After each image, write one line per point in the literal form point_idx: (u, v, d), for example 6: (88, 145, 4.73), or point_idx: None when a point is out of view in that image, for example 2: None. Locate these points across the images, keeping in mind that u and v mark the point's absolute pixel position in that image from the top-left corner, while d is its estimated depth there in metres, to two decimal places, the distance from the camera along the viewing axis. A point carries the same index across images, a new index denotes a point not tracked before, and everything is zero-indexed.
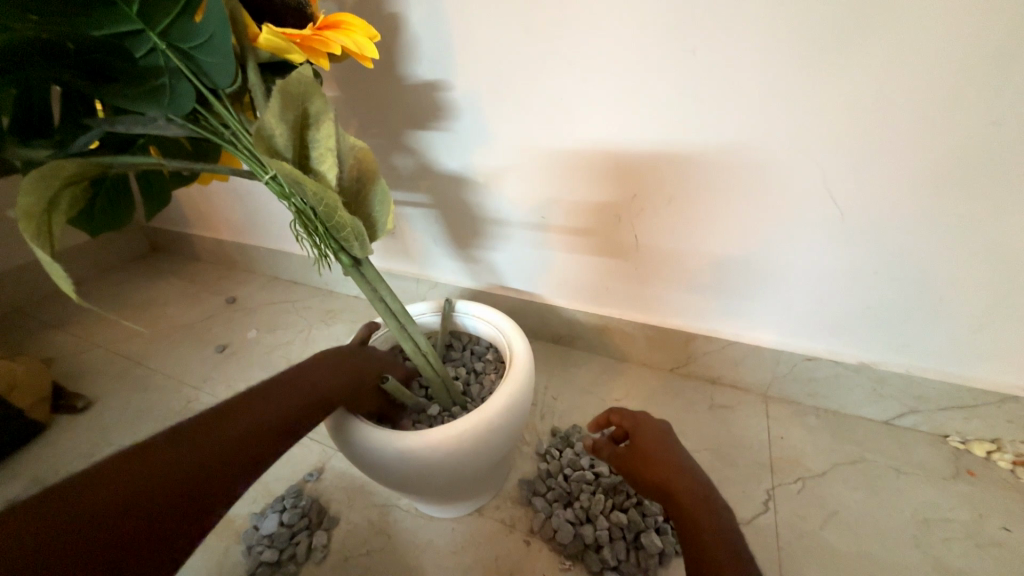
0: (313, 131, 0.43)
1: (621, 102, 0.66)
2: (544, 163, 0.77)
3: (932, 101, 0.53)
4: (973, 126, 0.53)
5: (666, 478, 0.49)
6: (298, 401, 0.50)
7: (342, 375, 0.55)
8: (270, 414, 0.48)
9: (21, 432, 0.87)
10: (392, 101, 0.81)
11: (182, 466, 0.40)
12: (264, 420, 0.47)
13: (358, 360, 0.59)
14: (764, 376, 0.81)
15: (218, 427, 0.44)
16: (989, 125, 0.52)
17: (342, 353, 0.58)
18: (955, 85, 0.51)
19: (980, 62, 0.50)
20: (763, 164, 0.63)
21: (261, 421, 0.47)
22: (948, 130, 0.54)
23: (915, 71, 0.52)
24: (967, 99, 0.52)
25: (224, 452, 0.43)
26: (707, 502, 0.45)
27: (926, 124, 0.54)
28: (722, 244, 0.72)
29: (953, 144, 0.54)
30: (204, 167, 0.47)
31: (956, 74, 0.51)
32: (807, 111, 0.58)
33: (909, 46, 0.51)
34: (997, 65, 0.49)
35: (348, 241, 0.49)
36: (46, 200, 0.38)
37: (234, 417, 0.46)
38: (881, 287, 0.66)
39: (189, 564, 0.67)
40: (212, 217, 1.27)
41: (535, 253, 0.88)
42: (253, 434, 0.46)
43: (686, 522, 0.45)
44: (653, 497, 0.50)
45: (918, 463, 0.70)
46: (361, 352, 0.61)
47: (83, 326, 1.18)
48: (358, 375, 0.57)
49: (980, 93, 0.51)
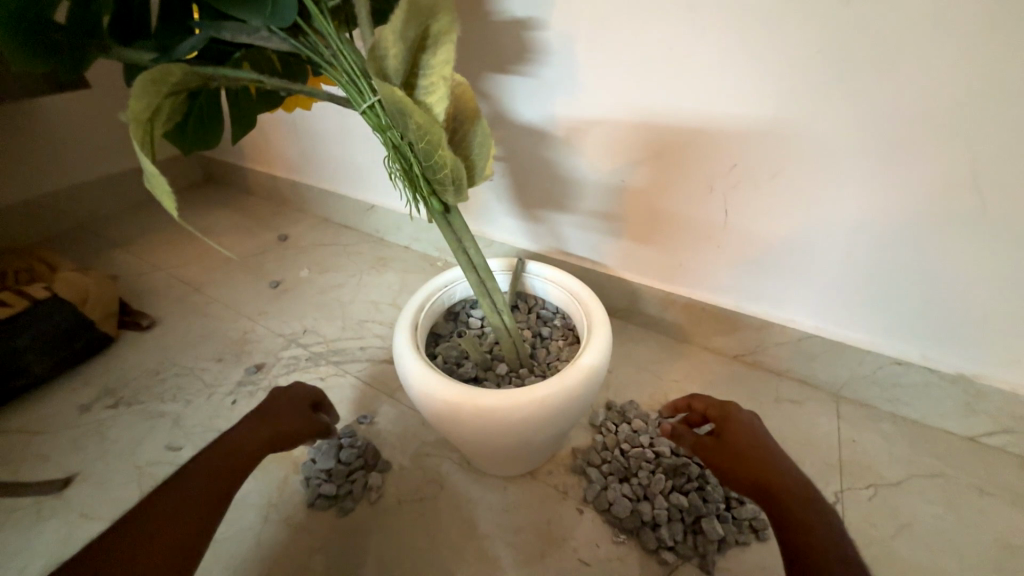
0: (428, 55, 0.38)
1: (739, 58, 0.59)
2: (633, 121, 0.70)
3: None
4: None
5: (765, 475, 0.49)
6: (256, 436, 0.59)
7: (290, 417, 0.63)
8: (239, 450, 0.56)
9: (92, 342, 0.91)
10: (475, 38, 0.75)
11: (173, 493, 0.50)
12: (229, 460, 0.55)
13: (297, 398, 0.66)
14: (840, 375, 0.75)
15: (195, 476, 0.52)
16: None
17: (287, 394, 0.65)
18: None
19: None
20: (896, 142, 0.56)
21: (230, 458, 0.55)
22: None
23: None
24: None
25: (207, 485, 0.52)
26: (810, 503, 0.46)
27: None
28: (824, 227, 0.66)
29: None
30: (300, 89, 0.43)
31: None
32: (970, 83, 0.50)
33: None
34: None
35: (443, 185, 0.46)
36: (151, 107, 0.35)
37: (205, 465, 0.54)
38: (1006, 293, 0.59)
39: (250, 486, 0.69)
40: (269, 151, 1.25)
41: (605, 220, 0.83)
42: (228, 468, 0.54)
43: (788, 516, 0.46)
44: (745, 492, 0.50)
45: (1005, 486, 0.65)
46: (302, 393, 0.67)
47: (145, 249, 1.21)
48: (299, 415, 0.64)
49: None
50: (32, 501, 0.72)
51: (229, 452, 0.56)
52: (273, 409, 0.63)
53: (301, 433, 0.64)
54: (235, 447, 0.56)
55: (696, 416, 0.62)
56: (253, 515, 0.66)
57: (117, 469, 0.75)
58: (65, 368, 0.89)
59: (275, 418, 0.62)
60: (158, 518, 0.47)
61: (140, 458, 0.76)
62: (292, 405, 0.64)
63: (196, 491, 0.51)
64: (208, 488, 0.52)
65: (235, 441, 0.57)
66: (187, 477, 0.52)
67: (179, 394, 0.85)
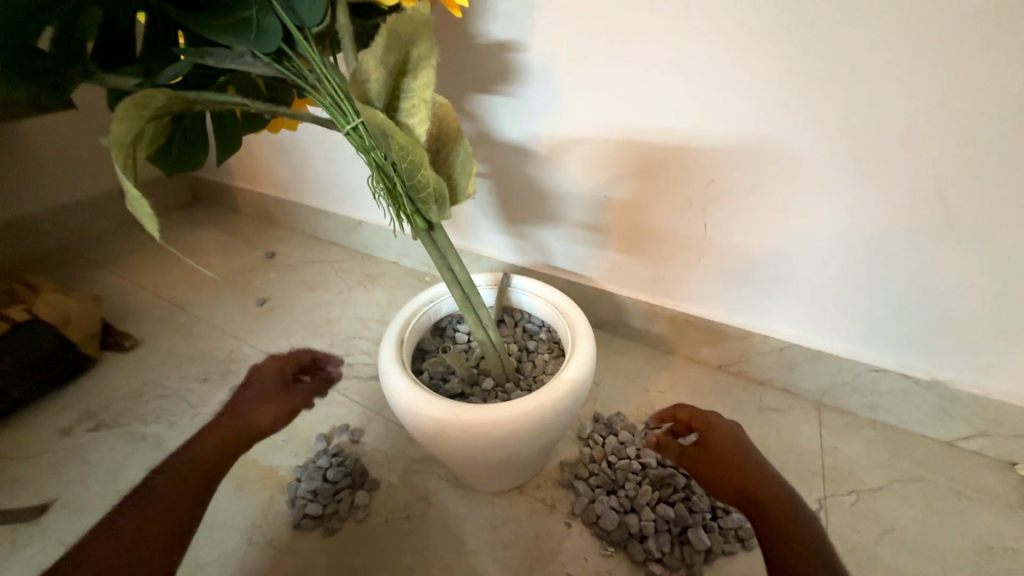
0: (409, 80, 0.39)
1: (711, 80, 0.62)
2: (614, 140, 0.73)
3: None
4: None
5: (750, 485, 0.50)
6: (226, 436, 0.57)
7: (262, 405, 0.60)
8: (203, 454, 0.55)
9: (72, 364, 0.89)
10: (458, 61, 0.77)
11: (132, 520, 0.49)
12: (190, 467, 0.54)
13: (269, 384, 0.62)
14: (820, 383, 0.77)
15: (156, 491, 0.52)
16: None
17: (261, 379, 0.62)
18: None
19: None
20: (860, 158, 0.59)
21: (193, 465, 0.54)
22: None
23: None
24: None
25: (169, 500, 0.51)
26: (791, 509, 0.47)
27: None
28: (796, 240, 0.68)
29: None
30: (284, 112, 0.44)
31: None
32: (925, 103, 0.54)
33: None
34: None
35: (426, 203, 0.47)
36: (135, 130, 0.36)
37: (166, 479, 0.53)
38: (972, 300, 0.62)
39: (234, 508, 0.68)
40: (256, 169, 1.26)
41: (588, 235, 0.85)
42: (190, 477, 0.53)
43: (774, 527, 0.46)
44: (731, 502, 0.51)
45: (982, 489, 0.67)
46: (275, 371, 0.63)
47: (128, 268, 1.19)
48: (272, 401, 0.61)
49: None
50: (6, 529, 0.70)
51: (190, 459, 0.55)
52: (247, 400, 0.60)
53: (278, 415, 0.61)
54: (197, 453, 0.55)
55: (680, 424, 0.60)
56: (237, 539, 0.65)
57: (95, 494, 0.73)
58: (44, 391, 0.87)
59: (246, 413, 0.59)
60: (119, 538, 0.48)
61: (119, 481, 0.74)
62: (264, 392, 0.61)
63: (159, 510, 0.51)
64: (175, 504, 0.51)
65: (200, 452, 0.55)
66: (149, 496, 0.51)
67: (161, 415, 0.84)
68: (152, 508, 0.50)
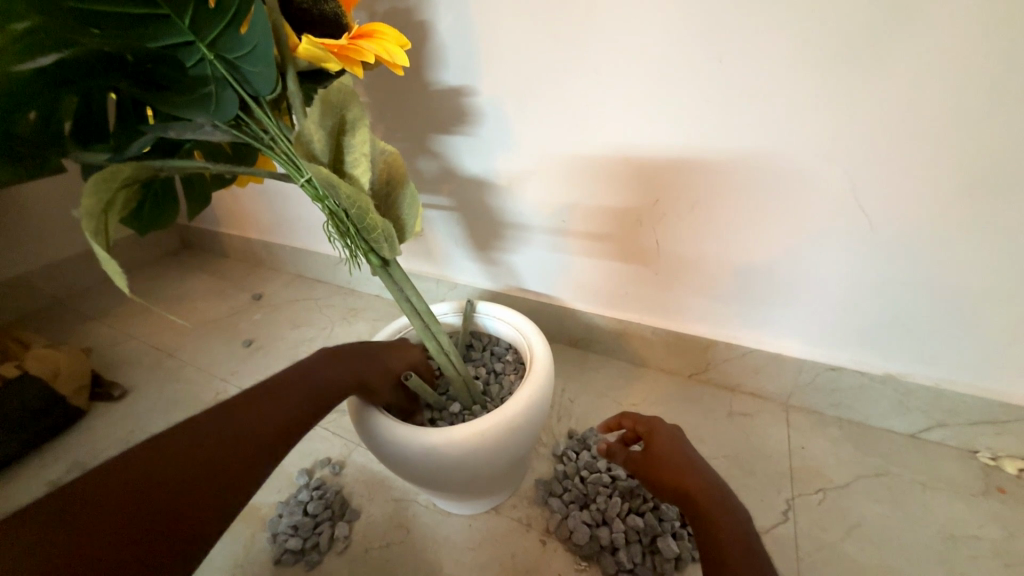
0: (349, 137, 0.45)
1: (641, 110, 0.68)
2: (566, 169, 0.78)
3: (950, 109, 0.53)
4: (990, 140, 0.53)
5: (682, 481, 0.50)
6: (311, 392, 0.54)
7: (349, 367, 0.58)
8: (283, 407, 0.51)
9: (62, 417, 0.92)
10: (417, 106, 0.83)
11: (134, 478, 0.40)
12: (271, 416, 0.50)
13: (369, 353, 0.61)
14: (785, 385, 0.80)
15: (225, 431, 0.47)
16: (993, 139, 0.53)
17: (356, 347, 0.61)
18: (963, 100, 0.52)
19: (990, 78, 0.51)
20: (786, 172, 0.64)
21: (274, 412, 0.51)
22: (961, 141, 0.54)
23: (927, 87, 0.53)
24: (990, 114, 0.52)
25: (238, 448, 0.46)
26: (722, 504, 0.48)
27: (941, 140, 0.55)
28: (742, 251, 0.72)
29: (972, 154, 0.55)
30: (244, 171, 0.49)
31: (967, 93, 0.52)
32: (832, 122, 0.59)
33: (929, 60, 0.52)
34: (1006, 84, 0.50)
35: (378, 242, 0.51)
36: (104, 200, 0.40)
37: (246, 416, 0.49)
38: (908, 296, 0.65)
39: (218, 548, 0.69)
40: (241, 215, 1.31)
41: (555, 257, 0.89)
42: (263, 428, 0.49)
43: (704, 522, 0.47)
44: (671, 501, 0.52)
45: (945, 479, 0.69)
46: (375, 347, 0.62)
47: (119, 319, 1.23)
48: (367, 364, 0.59)
49: (1002, 107, 0.51)
50: None
51: (271, 401, 0.51)
52: (345, 357, 0.59)
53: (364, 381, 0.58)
54: (278, 400, 0.52)
55: (631, 432, 0.61)
56: None
57: None
58: (32, 445, 0.89)
59: (330, 366, 0.57)
60: (166, 477, 0.41)
61: None
62: (369, 361, 0.60)
63: (227, 453, 0.45)
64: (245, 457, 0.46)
65: (241, 424, 0.48)
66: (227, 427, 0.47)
67: None
68: (217, 449, 0.45)
